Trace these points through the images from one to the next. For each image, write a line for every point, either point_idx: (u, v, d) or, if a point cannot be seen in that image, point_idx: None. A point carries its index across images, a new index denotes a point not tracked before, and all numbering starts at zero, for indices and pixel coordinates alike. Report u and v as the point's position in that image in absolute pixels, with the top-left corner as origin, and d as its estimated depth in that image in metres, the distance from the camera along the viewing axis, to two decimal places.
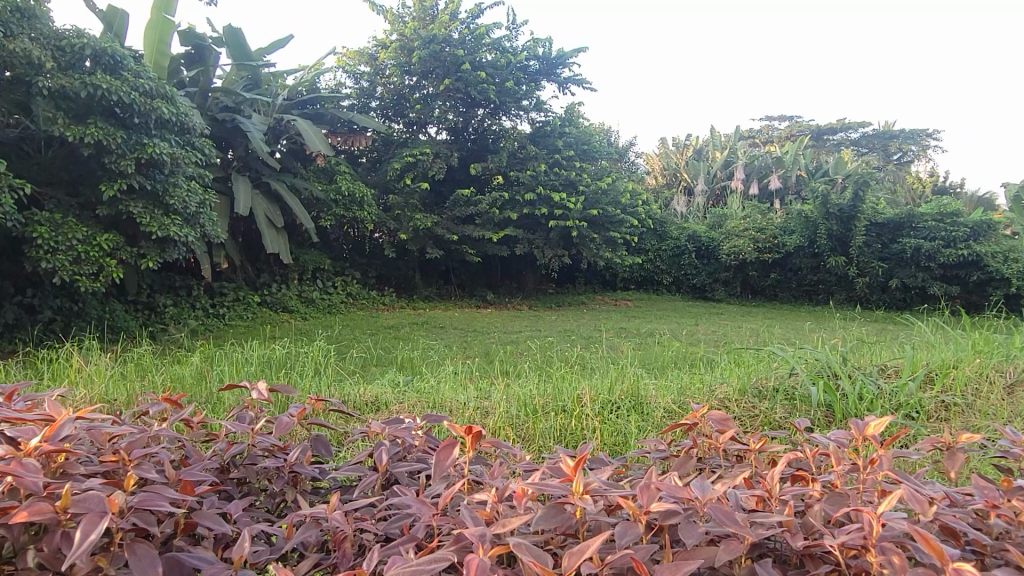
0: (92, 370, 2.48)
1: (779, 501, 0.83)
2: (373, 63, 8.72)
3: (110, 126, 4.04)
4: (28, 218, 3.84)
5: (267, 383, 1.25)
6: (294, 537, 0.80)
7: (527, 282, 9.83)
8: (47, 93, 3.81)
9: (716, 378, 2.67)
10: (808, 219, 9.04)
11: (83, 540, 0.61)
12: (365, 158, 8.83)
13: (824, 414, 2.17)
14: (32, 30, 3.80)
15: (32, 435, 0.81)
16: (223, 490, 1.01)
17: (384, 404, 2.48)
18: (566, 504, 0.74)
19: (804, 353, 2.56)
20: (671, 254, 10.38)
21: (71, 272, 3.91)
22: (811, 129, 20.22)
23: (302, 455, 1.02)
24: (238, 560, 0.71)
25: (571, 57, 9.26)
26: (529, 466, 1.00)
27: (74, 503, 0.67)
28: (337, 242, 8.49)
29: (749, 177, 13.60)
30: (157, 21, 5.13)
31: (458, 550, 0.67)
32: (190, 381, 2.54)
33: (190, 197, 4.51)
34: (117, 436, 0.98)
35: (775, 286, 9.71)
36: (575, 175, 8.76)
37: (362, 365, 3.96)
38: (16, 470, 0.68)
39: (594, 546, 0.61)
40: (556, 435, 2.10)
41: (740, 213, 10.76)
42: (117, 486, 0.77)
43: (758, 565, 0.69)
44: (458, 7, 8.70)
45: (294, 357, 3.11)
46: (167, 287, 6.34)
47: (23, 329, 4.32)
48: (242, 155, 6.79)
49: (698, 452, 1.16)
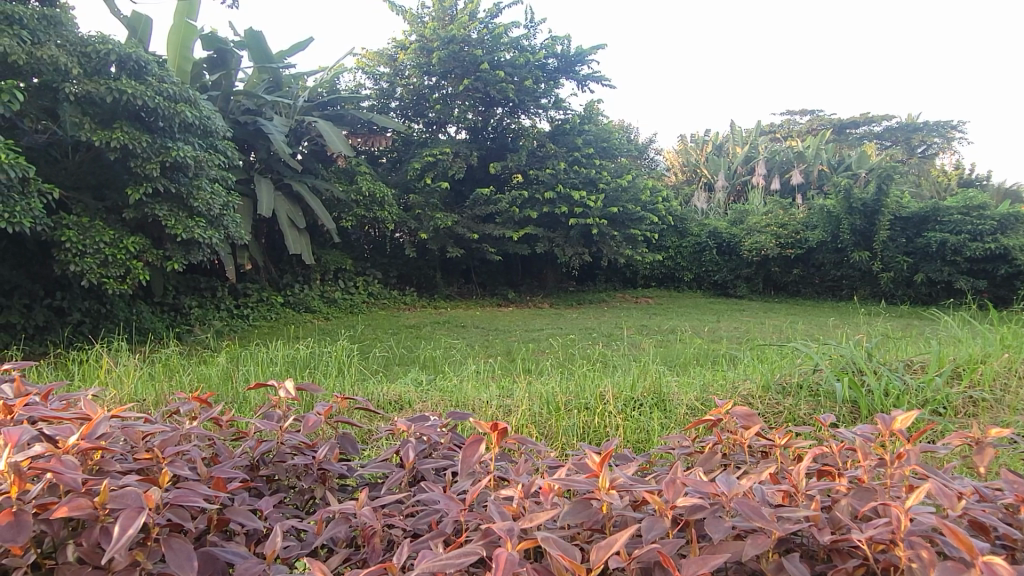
0: (121, 371, 2.53)
1: (807, 496, 0.83)
2: (392, 64, 8.76)
3: (134, 130, 4.09)
4: (56, 223, 3.92)
5: (294, 383, 1.26)
6: (324, 532, 0.81)
7: (547, 279, 9.83)
8: (74, 99, 3.89)
9: (739, 374, 2.66)
10: (830, 214, 8.94)
11: (120, 534, 0.62)
12: (385, 158, 8.90)
13: (850, 410, 2.15)
14: (59, 36, 3.87)
15: (70, 433, 0.83)
16: (254, 487, 1.02)
17: (408, 402, 2.50)
18: (592, 499, 0.74)
19: (829, 350, 2.53)
20: (692, 251, 10.32)
21: (99, 275, 3.96)
22: (833, 122, 19.98)
23: (330, 451, 1.03)
24: (271, 554, 0.73)
25: (590, 54, 9.23)
26: (555, 463, 1.00)
27: (112, 498, 0.69)
28: (359, 242, 8.57)
29: (771, 172, 13.48)
30: (179, 26, 5.20)
31: (486, 544, 0.68)
32: (218, 380, 2.59)
33: (213, 200, 4.57)
34: (150, 435, 0.99)
35: (798, 281, 9.64)
36: (595, 173, 8.72)
37: (385, 364, 3.98)
38: (56, 467, 0.70)
39: (622, 540, 0.62)
40: (579, 433, 2.10)
41: (761, 209, 10.68)
42: (152, 481, 0.79)
43: (786, 559, 0.69)
44: (476, 7, 8.71)
45: (317, 357, 3.15)
46: (191, 289, 6.45)
47: (53, 330, 4.41)
48: (264, 158, 6.85)
49: (723, 449, 1.15)
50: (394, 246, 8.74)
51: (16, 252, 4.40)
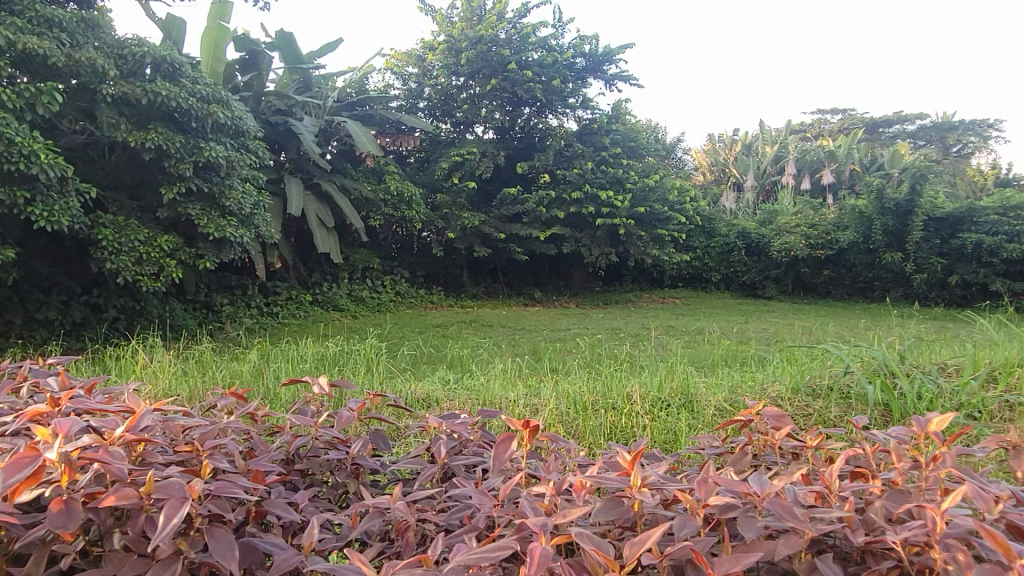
0: (157, 367, 2.59)
1: (839, 497, 0.83)
2: (420, 64, 8.82)
3: (169, 131, 4.17)
4: (93, 222, 4.01)
5: (328, 379, 1.29)
6: (358, 526, 0.83)
7: (574, 279, 9.82)
8: (111, 101, 3.97)
9: (768, 376, 2.63)
10: (862, 214, 8.75)
11: (165, 523, 0.65)
12: (413, 158, 8.97)
13: (882, 413, 2.13)
14: (97, 39, 3.97)
15: (115, 426, 0.86)
16: (289, 480, 1.04)
17: (436, 400, 2.53)
18: (623, 497, 0.75)
19: (860, 352, 2.50)
20: (721, 251, 10.25)
21: (133, 273, 4.05)
22: (865, 121, 19.68)
23: (364, 447, 1.05)
24: (308, 546, 0.75)
25: (618, 54, 9.18)
26: (586, 461, 1.01)
27: (157, 489, 0.71)
28: (387, 242, 8.64)
29: (801, 172, 13.30)
30: (213, 28, 5.30)
31: (520, 539, 0.69)
32: (249, 377, 2.64)
33: (245, 199, 4.65)
34: (189, 429, 1.02)
35: (828, 282, 9.50)
36: (622, 172, 8.67)
37: (412, 362, 4.02)
38: (104, 457, 0.72)
39: (655, 537, 0.62)
40: (606, 432, 2.11)
41: (791, 209, 10.54)
42: (193, 473, 0.81)
43: (819, 560, 0.69)
44: (505, 7, 8.73)
45: (347, 355, 3.19)
46: (223, 287, 6.55)
47: (90, 327, 4.51)
48: (294, 158, 6.93)
49: (754, 449, 1.15)
50: (422, 246, 8.79)
51: (55, 250, 4.50)
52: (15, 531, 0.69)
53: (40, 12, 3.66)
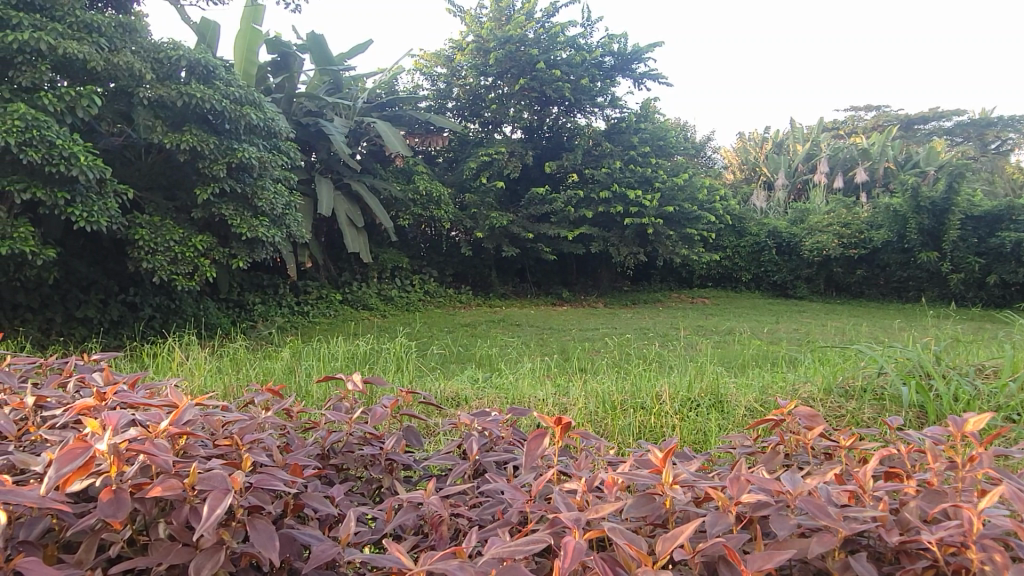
0: (192, 364, 2.64)
1: (872, 498, 0.82)
2: (448, 65, 8.87)
3: (203, 133, 4.25)
4: (130, 222, 4.11)
5: (362, 375, 1.31)
6: (393, 519, 0.84)
7: (602, 279, 9.79)
8: (147, 103, 4.05)
9: (799, 377, 2.61)
10: (897, 213, 8.59)
11: (210, 513, 0.67)
12: (442, 158, 9.03)
13: (917, 415, 2.10)
14: (134, 43, 4.06)
15: (159, 419, 0.88)
16: (325, 474, 1.06)
17: (465, 399, 2.54)
18: (655, 494, 0.76)
19: (894, 353, 2.47)
20: (751, 251, 10.13)
21: (169, 272, 4.13)
22: (900, 118, 19.31)
23: (397, 444, 1.07)
24: (345, 537, 0.77)
25: (647, 52, 9.11)
26: (616, 459, 1.01)
27: (200, 480, 0.74)
28: (415, 241, 8.70)
29: (834, 170, 13.08)
30: (246, 31, 5.39)
31: (553, 533, 0.70)
32: (282, 374, 2.68)
33: (277, 200, 4.72)
34: (228, 423, 1.05)
35: (862, 282, 9.35)
36: (651, 172, 8.60)
37: (442, 361, 4.04)
38: (150, 449, 0.75)
39: (687, 533, 0.63)
40: (636, 432, 2.11)
41: (823, 208, 10.38)
42: (234, 466, 0.83)
43: (853, 559, 0.69)
44: (533, 7, 8.72)
45: (377, 353, 3.23)
46: (255, 286, 6.66)
47: (127, 325, 4.62)
48: (324, 159, 7.00)
49: (785, 449, 1.15)
50: (450, 245, 8.83)
51: (93, 250, 4.61)
52: (66, 519, 0.71)
53: (80, 17, 3.74)
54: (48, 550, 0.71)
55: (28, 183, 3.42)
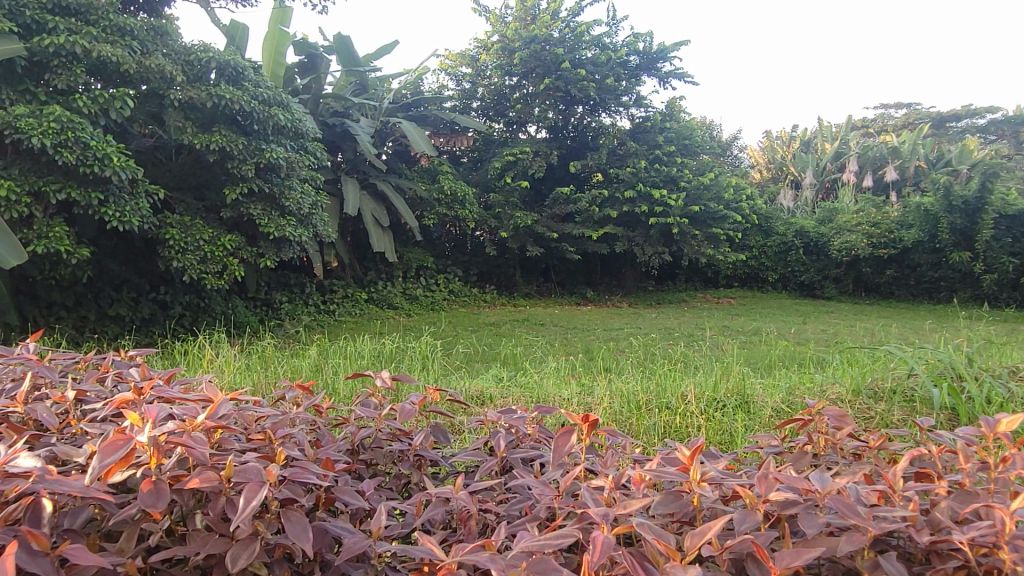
0: (222, 361, 2.69)
1: (902, 498, 0.82)
2: (473, 64, 8.91)
3: (232, 134, 4.31)
4: (161, 222, 4.19)
5: (390, 372, 1.33)
6: (423, 514, 0.86)
7: (626, 279, 9.76)
8: (178, 105, 4.12)
9: (827, 377, 2.59)
10: (928, 213, 8.45)
11: (245, 505, 0.69)
12: (466, 158, 9.06)
13: (948, 416, 2.08)
14: (165, 46, 4.13)
15: (195, 413, 0.91)
16: (355, 470, 1.08)
17: (489, 398, 2.56)
18: (683, 491, 0.77)
19: (924, 354, 2.44)
20: (778, 251, 10.03)
21: (199, 271, 4.19)
22: (931, 116, 19.01)
23: (425, 440, 1.09)
24: (376, 530, 0.78)
25: (673, 50, 9.04)
26: (642, 457, 1.02)
27: (236, 472, 0.76)
28: (440, 241, 8.74)
29: (863, 169, 12.90)
30: (274, 33, 5.46)
31: (581, 528, 0.71)
32: (310, 372, 2.72)
33: (304, 199, 4.78)
34: (261, 417, 1.07)
35: (891, 283, 9.22)
36: (676, 171, 8.55)
37: (467, 360, 4.07)
38: (188, 442, 0.77)
39: (715, 529, 0.64)
40: (661, 431, 2.11)
41: (852, 207, 10.23)
42: (268, 459, 0.85)
43: (882, 558, 0.69)
44: (559, 6, 8.72)
45: (403, 352, 3.26)
46: (282, 284, 6.74)
47: (158, 323, 4.70)
48: (351, 159, 7.06)
49: (813, 449, 1.14)
50: (475, 245, 8.86)
51: (125, 249, 4.71)
52: (108, 510, 0.74)
53: (113, 21, 3.81)
54: (91, 538, 0.73)
55: (64, 184, 3.50)
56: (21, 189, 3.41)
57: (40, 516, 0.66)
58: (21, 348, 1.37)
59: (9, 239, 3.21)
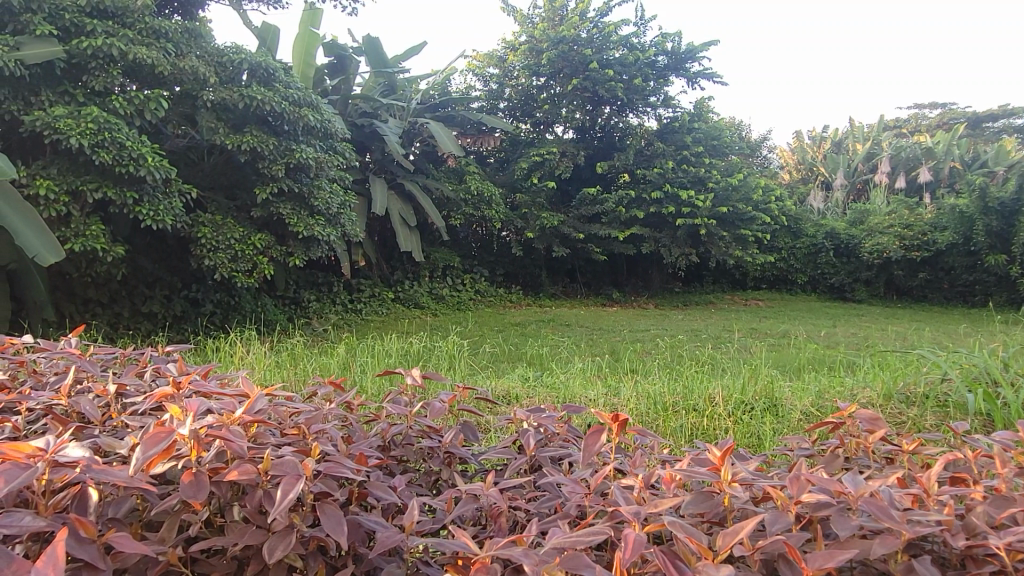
0: (254, 358, 2.73)
1: (937, 502, 0.81)
2: (501, 65, 8.93)
3: (263, 134, 4.37)
4: (194, 221, 4.26)
5: (420, 370, 1.34)
6: (454, 510, 0.87)
7: (653, 280, 9.70)
8: (210, 105, 4.18)
9: (858, 381, 2.57)
10: (963, 215, 8.28)
11: (282, 497, 0.70)
12: (493, 158, 9.09)
13: (983, 422, 2.04)
14: (199, 48, 4.20)
15: (232, 408, 0.93)
16: (386, 465, 1.09)
17: (515, 398, 2.56)
18: (715, 491, 0.77)
19: (958, 358, 2.39)
20: (808, 253, 9.90)
21: (229, 269, 4.25)
22: (967, 115, 18.65)
23: (455, 437, 1.10)
24: (409, 524, 0.79)
25: (701, 50, 8.97)
26: (671, 458, 1.02)
27: (274, 466, 0.77)
28: (466, 241, 8.77)
29: (895, 170, 12.70)
30: (305, 34, 5.53)
31: (612, 525, 0.72)
32: (338, 369, 2.76)
33: (332, 199, 4.83)
34: (295, 413, 1.09)
35: (924, 286, 9.07)
36: (705, 172, 8.49)
37: (493, 359, 4.09)
38: (226, 435, 0.79)
39: (747, 529, 0.64)
40: (688, 433, 2.11)
41: (885, 208, 10.07)
42: (303, 454, 0.87)
43: (916, 561, 0.68)
44: (587, 6, 8.70)
45: (430, 351, 3.29)
46: (310, 283, 6.82)
47: (189, 320, 4.79)
48: (379, 159, 7.12)
49: (845, 452, 1.13)
50: (501, 245, 8.88)
51: (158, 248, 4.79)
52: (150, 499, 0.76)
53: (149, 23, 3.88)
54: (133, 527, 0.75)
55: (100, 184, 3.57)
56: (59, 189, 3.49)
57: (87, 505, 0.69)
58: (65, 343, 1.41)
59: (47, 237, 3.27)
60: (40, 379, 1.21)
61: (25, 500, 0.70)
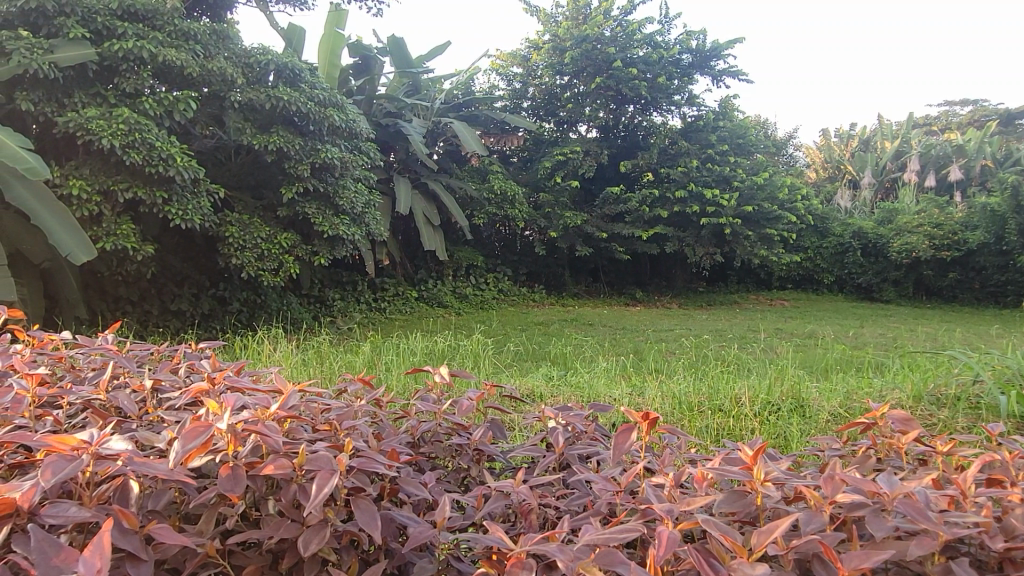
0: (281, 356, 2.77)
1: (974, 504, 0.80)
2: (525, 64, 8.93)
3: (289, 134, 4.41)
4: (222, 220, 4.31)
5: (448, 368, 1.34)
6: (484, 507, 0.87)
7: (676, 280, 9.65)
8: (237, 106, 4.23)
9: (887, 382, 2.53)
10: (995, 214, 8.11)
11: (317, 491, 0.71)
12: (516, 158, 9.10)
13: (1016, 424, 2.00)
14: (227, 50, 4.25)
15: (266, 404, 0.94)
16: (416, 461, 1.10)
17: (539, 397, 2.57)
18: (747, 489, 0.76)
19: (991, 359, 2.35)
20: (834, 252, 9.77)
21: (256, 268, 4.29)
22: (999, 113, 18.29)
23: (484, 435, 1.10)
24: (440, 520, 0.80)
25: (726, 48, 8.89)
26: (700, 457, 1.02)
27: (308, 461, 0.78)
28: (490, 240, 8.79)
29: (925, 168, 12.48)
30: (330, 35, 5.57)
31: (644, 522, 0.72)
32: (363, 367, 2.78)
33: (357, 199, 4.87)
34: (325, 409, 1.10)
35: (954, 286, 8.92)
36: (729, 171, 8.43)
37: (516, 359, 4.09)
38: (261, 430, 0.80)
39: (782, 528, 0.63)
40: (714, 433, 2.09)
41: (913, 208, 9.91)
42: (337, 449, 0.88)
43: (953, 562, 0.68)
44: (611, 5, 8.66)
45: (453, 350, 3.30)
46: (335, 282, 6.88)
47: (217, 318, 4.86)
48: (403, 158, 7.15)
49: (876, 453, 1.12)
50: (524, 245, 8.89)
51: (187, 246, 4.86)
52: (188, 493, 0.77)
53: (178, 25, 3.94)
54: (172, 519, 0.76)
55: (130, 183, 3.64)
56: (91, 189, 3.55)
57: (128, 496, 0.70)
58: (102, 339, 1.45)
59: (79, 235, 3.31)
60: (79, 374, 1.25)
61: (68, 492, 0.72)
